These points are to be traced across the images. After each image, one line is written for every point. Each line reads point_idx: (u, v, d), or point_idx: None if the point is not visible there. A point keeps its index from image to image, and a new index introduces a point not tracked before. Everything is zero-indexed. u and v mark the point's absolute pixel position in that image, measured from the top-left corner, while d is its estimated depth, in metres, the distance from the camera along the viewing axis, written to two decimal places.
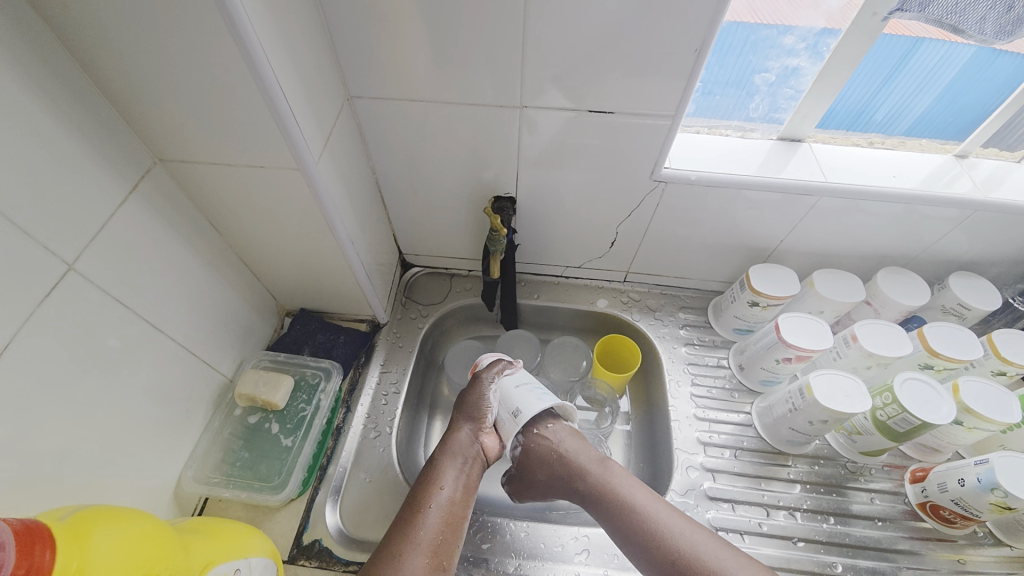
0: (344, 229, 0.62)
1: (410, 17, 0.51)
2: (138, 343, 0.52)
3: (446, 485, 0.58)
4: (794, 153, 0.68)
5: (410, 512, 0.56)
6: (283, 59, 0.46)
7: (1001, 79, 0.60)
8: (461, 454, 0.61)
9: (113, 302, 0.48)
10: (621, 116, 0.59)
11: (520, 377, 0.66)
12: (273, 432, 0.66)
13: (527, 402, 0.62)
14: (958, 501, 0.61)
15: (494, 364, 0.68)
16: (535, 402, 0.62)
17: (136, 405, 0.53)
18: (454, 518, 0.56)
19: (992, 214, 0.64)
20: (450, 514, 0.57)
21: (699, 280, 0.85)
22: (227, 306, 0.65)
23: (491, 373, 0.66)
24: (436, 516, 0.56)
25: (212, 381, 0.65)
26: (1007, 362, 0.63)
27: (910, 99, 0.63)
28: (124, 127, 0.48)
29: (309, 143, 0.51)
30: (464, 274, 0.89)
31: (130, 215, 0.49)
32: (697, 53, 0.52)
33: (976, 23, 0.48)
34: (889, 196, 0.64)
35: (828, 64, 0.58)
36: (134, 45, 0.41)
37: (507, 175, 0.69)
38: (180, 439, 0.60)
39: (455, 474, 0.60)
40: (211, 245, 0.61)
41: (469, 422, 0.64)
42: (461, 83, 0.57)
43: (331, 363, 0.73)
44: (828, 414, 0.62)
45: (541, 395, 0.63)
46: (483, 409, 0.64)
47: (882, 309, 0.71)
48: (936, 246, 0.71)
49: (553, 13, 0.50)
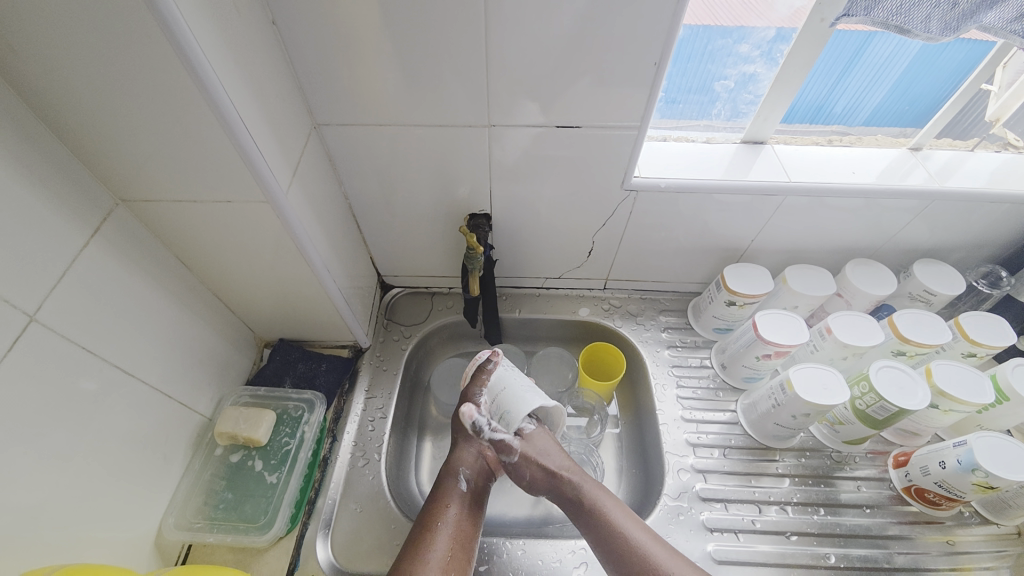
0: (319, 257, 0.61)
1: (372, 42, 0.52)
2: (107, 389, 0.50)
3: (454, 503, 0.59)
4: (757, 155, 0.70)
5: (417, 535, 0.56)
6: (243, 90, 0.45)
7: (951, 66, 0.62)
8: (469, 469, 0.63)
9: (79, 350, 0.47)
10: (588, 128, 0.60)
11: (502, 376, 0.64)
12: (256, 470, 0.65)
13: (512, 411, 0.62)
14: (941, 484, 0.62)
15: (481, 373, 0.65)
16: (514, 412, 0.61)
17: (110, 453, 0.51)
18: (463, 534, 0.57)
19: (947, 202, 0.67)
20: (459, 531, 0.57)
21: (676, 283, 0.86)
22: (202, 342, 0.64)
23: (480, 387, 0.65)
24: (444, 536, 0.56)
25: (190, 421, 0.63)
26: (976, 343, 0.66)
27: (864, 92, 0.66)
28: (82, 169, 0.46)
29: (276, 174, 0.51)
30: (445, 291, 0.89)
31: (93, 259, 0.47)
32: (656, 65, 0.53)
33: (921, 23, 0.49)
34: (851, 191, 0.66)
35: (782, 69, 0.61)
36: (90, 87, 0.40)
37: (481, 192, 0.69)
38: (158, 485, 0.58)
39: (459, 492, 0.60)
40: (182, 281, 0.60)
41: (469, 441, 0.65)
42: (428, 104, 0.58)
43: (313, 393, 0.72)
44: (810, 408, 0.63)
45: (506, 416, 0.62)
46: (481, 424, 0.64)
47: (853, 301, 0.73)
48: (899, 236, 0.74)
49: (514, 32, 0.51)
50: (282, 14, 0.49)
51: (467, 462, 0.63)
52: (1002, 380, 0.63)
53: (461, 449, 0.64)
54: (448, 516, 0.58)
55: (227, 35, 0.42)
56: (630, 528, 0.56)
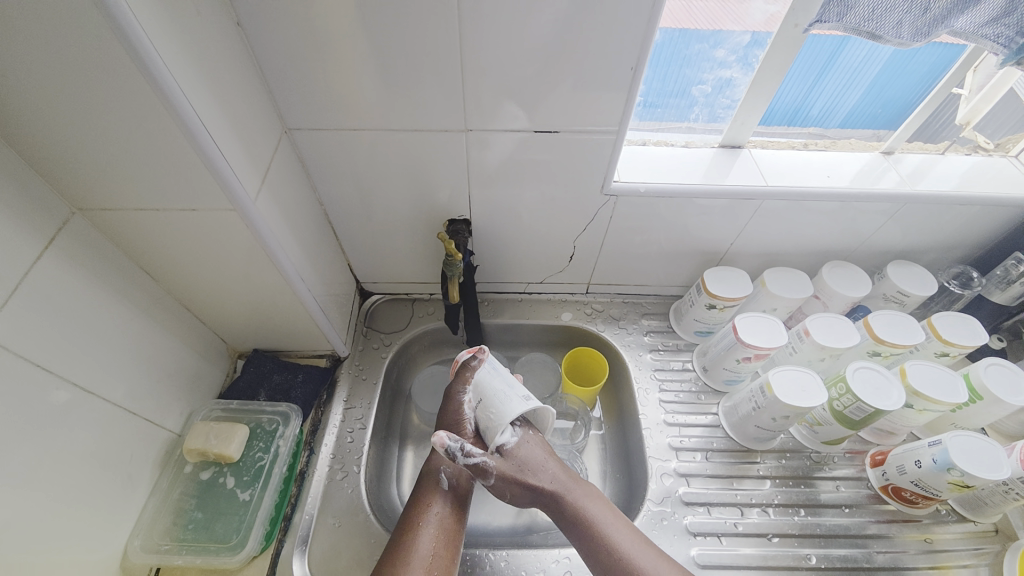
0: (292, 266, 0.60)
1: (343, 45, 0.50)
2: (67, 409, 0.47)
3: (436, 503, 0.58)
4: (735, 159, 0.70)
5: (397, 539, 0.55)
6: (205, 94, 0.43)
7: (921, 70, 0.64)
8: (450, 467, 0.61)
9: (34, 367, 0.44)
10: (566, 133, 0.60)
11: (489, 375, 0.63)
12: (228, 487, 0.62)
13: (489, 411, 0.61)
14: (917, 482, 0.63)
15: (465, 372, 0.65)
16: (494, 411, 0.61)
17: (71, 476, 0.48)
18: (448, 534, 0.56)
19: (919, 204, 0.69)
20: (444, 531, 0.56)
21: (658, 286, 0.87)
22: (170, 355, 0.61)
23: (463, 386, 0.64)
24: (427, 536, 0.55)
25: (157, 438, 0.60)
26: (948, 343, 0.67)
27: (839, 95, 0.67)
28: (34, 176, 0.44)
29: (243, 182, 0.49)
30: (425, 297, 0.87)
31: (48, 272, 0.45)
32: (634, 70, 0.53)
33: (892, 28, 0.50)
34: (826, 194, 0.67)
35: (758, 74, 0.61)
36: (39, 92, 0.38)
37: (459, 197, 0.68)
38: (123, 507, 0.55)
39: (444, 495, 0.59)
40: (148, 293, 0.57)
41: (452, 438, 0.63)
42: (402, 108, 0.57)
43: (289, 405, 0.70)
44: (789, 410, 0.63)
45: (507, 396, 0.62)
46: (462, 424, 0.62)
47: (830, 303, 0.74)
48: (873, 238, 0.75)
49: (488, 35, 0.50)
50: (247, 14, 0.47)
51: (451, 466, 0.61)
52: (974, 379, 0.64)
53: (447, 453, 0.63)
54: (431, 520, 0.56)
55: (186, 36, 0.41)
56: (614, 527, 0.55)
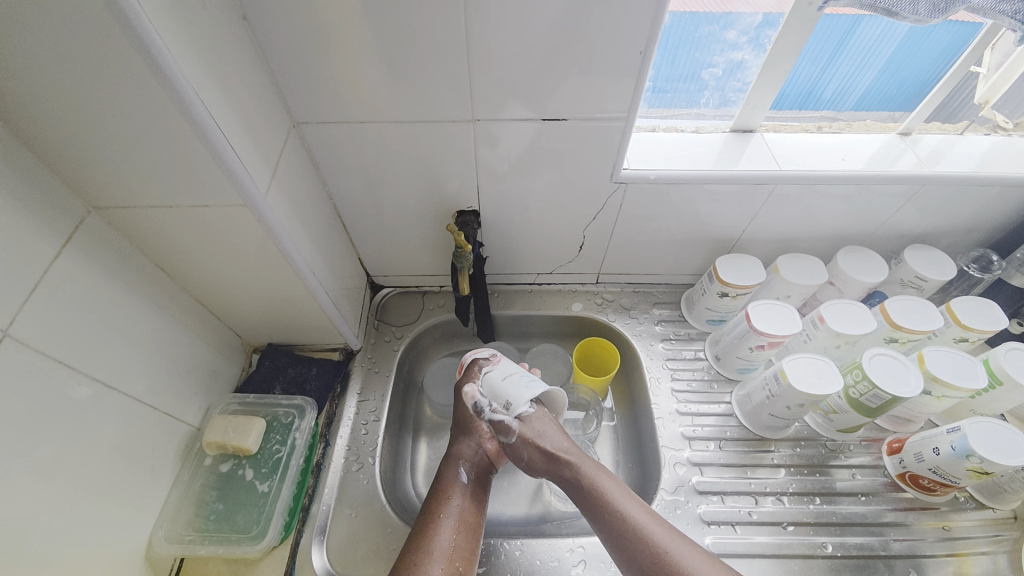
0: (303, 261, 0.60)
1: (349, 38, 0.50)
2: (90, 404, 0.49)
3: (456, 495, 0.59)
4: (747, 144, 0.69)
5: (420, 531, 0.55)
6: (214, 91, 0.44)
7: (940, 47, 0.62)
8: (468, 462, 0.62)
9: (56, 364, 0.45)
10: (574, 121, 0.59)
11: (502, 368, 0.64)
12: (247, 479, 0.64)
13: (515, 391, 0.61)
14: (935, 470, 0.62)
15: (474, 368, 0.66)
16: (524, 390, 0.61)
17: (95, 469, 0.49)
18: (469, 525, 0.57)
19: (938, 186, 0.67)
20: (463, 524, 0.57)
21: (669, 275, 0.86)
22: (187, 351, 0.62)
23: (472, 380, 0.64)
24: (449, 528, 0.55)
25: (177, 432, 0.61)
26: (967, 328, 0.66)
27: (853, 75, 0.65)
28: (50, 177, 0.44)
29: (253, 178, 0.49)
30: (436, 290, 0.88)
31: (66, 270, 0.46)
32: (642, 56, 0.52)
33: (909, 5, 0.49)
34: (841, 178, 0.65)
35: (770, 56, 0.60)
36: (51, 93, 0.38)
37: (468, 189, 0.68)
38: (147, 499, 0.57)
39: (462, 489, 0.60)
40: (164, 290, 0.58)
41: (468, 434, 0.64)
42: (409, 100, 0.56)
43: (304, 399, 0.70)
44: (804, 398, 0.63)
45: (529, 386, 0.62)
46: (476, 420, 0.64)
47: (845, 289, 0.73)
48: (890, 222, 0.73)
49: (494, 23, 0.49)
50: (253, 9, 0.47)
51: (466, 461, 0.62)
52: (994, 364, 0.63)
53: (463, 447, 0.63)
54: (449, 515, 0.57)
55: (193, 33, 0.41)
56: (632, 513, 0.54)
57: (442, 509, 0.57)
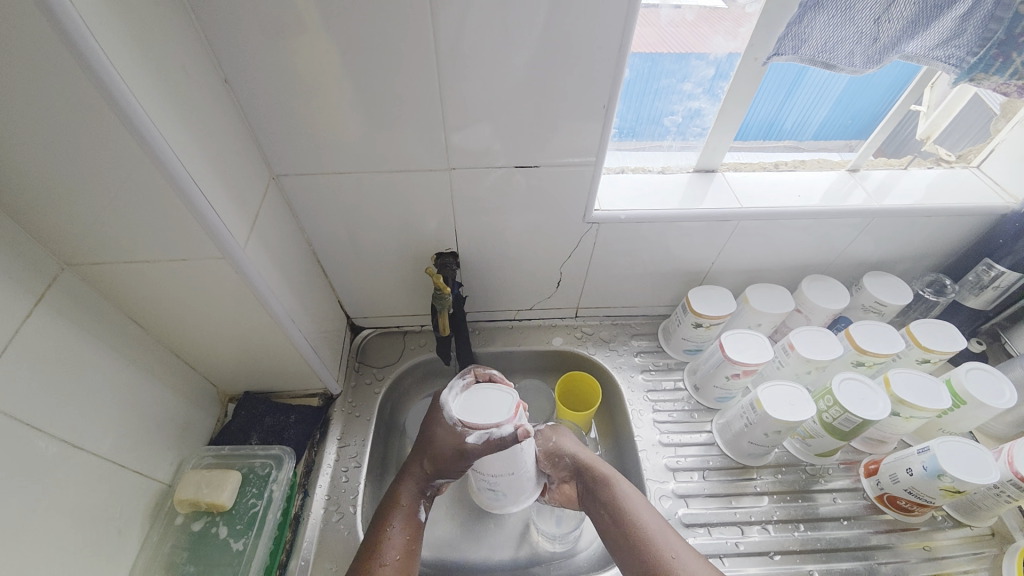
0: (282, 308, 0.60)
1: (328, 94, 0.53)
2: (57, 465, 0.47)
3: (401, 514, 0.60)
4: (710, 183, 0.73)
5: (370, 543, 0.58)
6: (193, 147, 0.45)
7: (886, 83, 0.67)
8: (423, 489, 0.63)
9: (22, 426, 0.44)
10: (546, 165, 0.62)
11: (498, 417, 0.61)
12: (221, 537, 0.61)
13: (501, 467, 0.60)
14: (910, 491, 0.64)
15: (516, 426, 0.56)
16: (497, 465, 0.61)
17: (61, 535, 0.47)
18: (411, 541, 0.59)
19: (887, 218, 0.72)
20: (407, 545, 0.58)
21: (645, 307, 0.88)
22: (160, 403, 0.61)
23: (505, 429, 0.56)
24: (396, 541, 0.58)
25: (147, 491, 0.59)
26: (928, 350, 0.69)
27: (810, 109, 0.70)
28: (22, 234, 0.44)
29: (232, 228, 0.50)
30: (417, 330, 0.88)
31: (36, 328, 0.45)
32: (605, 107, 0.56)
33: (846, 57, 0.54)
34: (799, 213, 0.69)
35: (724, 103, 0.65)
36: (26, 154, 0.39)
37: (446, 232, 0.70)
38: (113, 564, 0.54)
39: (408, 511, 0.61)
40: (137, 343, 0.57)
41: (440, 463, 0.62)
42: (386, 149, 0.58)
43: (282, 448, 0.68)
44: (780, 425, 0.64)
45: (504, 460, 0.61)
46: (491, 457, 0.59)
47: (812, 316, 0.76)
48: (848, 251, 0.77)
49: (468, 79, 0.53)
50: (234, 69, 0.49)
51: (416, 490, 0.62)
52: (957, 385, 0.65)
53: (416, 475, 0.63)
54: (393, 539, 0.58)
55: (173, 95, 0.42)
56: (645, 513, 0.58)
57: (386, 534, 0.58)
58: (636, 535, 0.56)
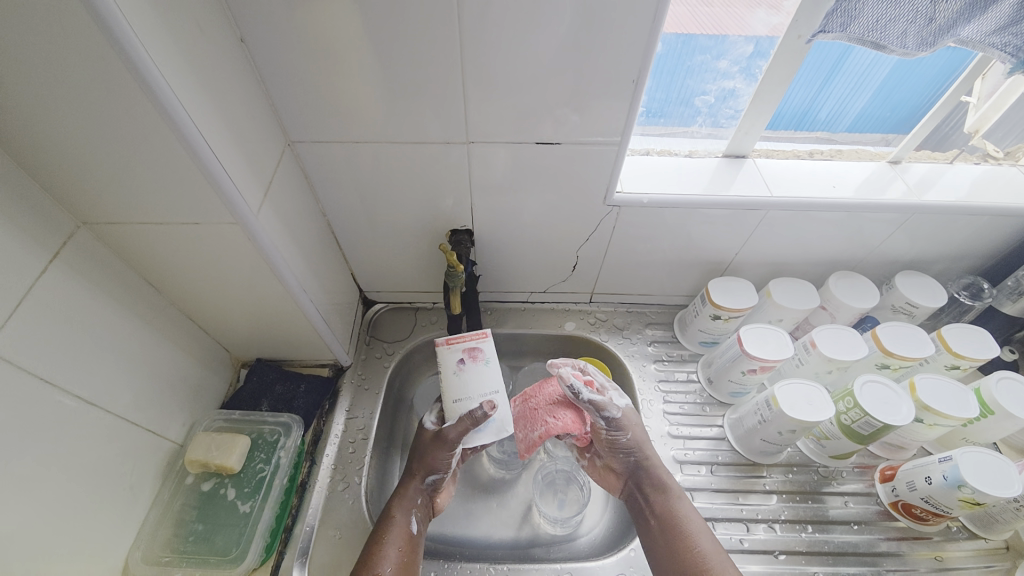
0: (294, 277, 0.60)
1: (347, 59, 0.51)
2: (72, 422, 0.48)
3: (399, 519, 0.59)
4: (739, 169, 0.70)
5: (369, 545, 0.56)
6: (206, 110, 0.44)
7: (932, 72, 0.62)
8: (416, 506, 0.61)
9: (38, 382, 0.44)
10: (569, 144, 0.60)
11: (481, 373, 0.62)
12: (229, 498, 0.62)
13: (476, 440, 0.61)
14: (927, 499, 0.62)
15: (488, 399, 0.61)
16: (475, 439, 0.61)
17: (74, 489, 0.48)
18: (410, 546, 0.58)
19: (927, 215, 0.68)
20: (403, 556, 0.56)
21: (662, 295, 0.86)
22: (173, 366, 0.62)
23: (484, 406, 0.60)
24: (394, 546, 0.56)
25: (159, 450, 0.60)
26: (959, 356, 0.66)
27: (847, 98, 0.66)
28: (38, 191, 0.44)
29: (245, 195, 0.49)
30: (428, 307, 0.87)
31: (51, 286, 0.45)
32: (634, 83, 0.53)
33: (897, 39, 0.50)
34: (832, 205, 0.66)
35: (760, 85, 0.61)
36: (39, 108, 0.38)
37: (462, 209, 0.68)
38: (125, 518, 0.56)
39: (403, 527, 0.58)
40: (151, 305, 0.58)
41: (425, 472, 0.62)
42: (405, 121, 0.57)
43: (290, 417, 0.69)
44: (795, 424, 0.62)
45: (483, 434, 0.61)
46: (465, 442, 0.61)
47: (837, 314, 0.73)
48: (881, 248, 0.74)
49: (491, 50, 0.50)
50: (250, 29, 0.48)
51: (408, 503, 0.61)
52: (986, 394, 0.62)
53: (410, 485, 0.62)
54: (389, 551, 0.56)
55: (186, 54, 0.41)
56: (688, 513, 0.59)
57: (379, 549, 0.56)
58: (680, 536, 0.57)
